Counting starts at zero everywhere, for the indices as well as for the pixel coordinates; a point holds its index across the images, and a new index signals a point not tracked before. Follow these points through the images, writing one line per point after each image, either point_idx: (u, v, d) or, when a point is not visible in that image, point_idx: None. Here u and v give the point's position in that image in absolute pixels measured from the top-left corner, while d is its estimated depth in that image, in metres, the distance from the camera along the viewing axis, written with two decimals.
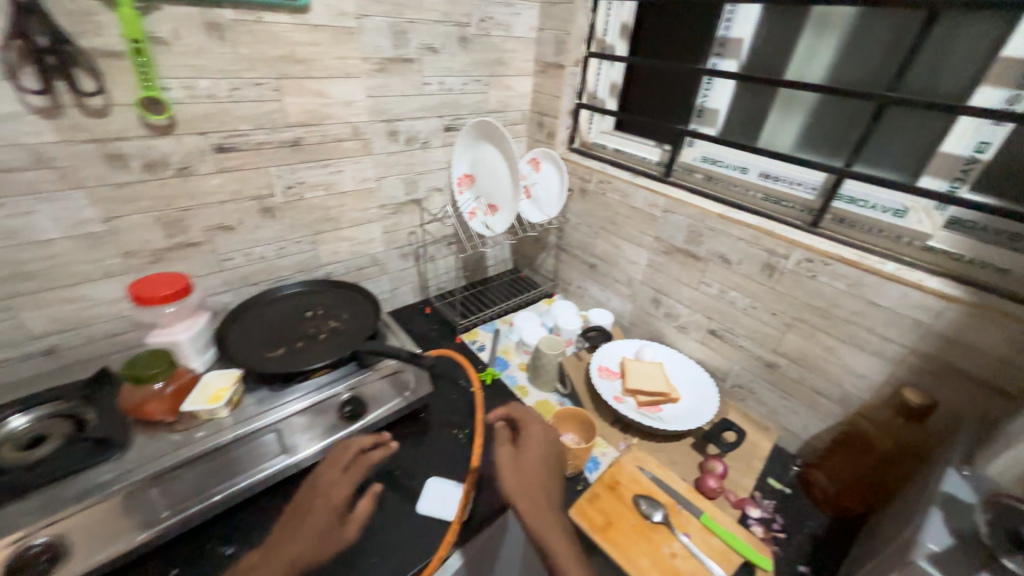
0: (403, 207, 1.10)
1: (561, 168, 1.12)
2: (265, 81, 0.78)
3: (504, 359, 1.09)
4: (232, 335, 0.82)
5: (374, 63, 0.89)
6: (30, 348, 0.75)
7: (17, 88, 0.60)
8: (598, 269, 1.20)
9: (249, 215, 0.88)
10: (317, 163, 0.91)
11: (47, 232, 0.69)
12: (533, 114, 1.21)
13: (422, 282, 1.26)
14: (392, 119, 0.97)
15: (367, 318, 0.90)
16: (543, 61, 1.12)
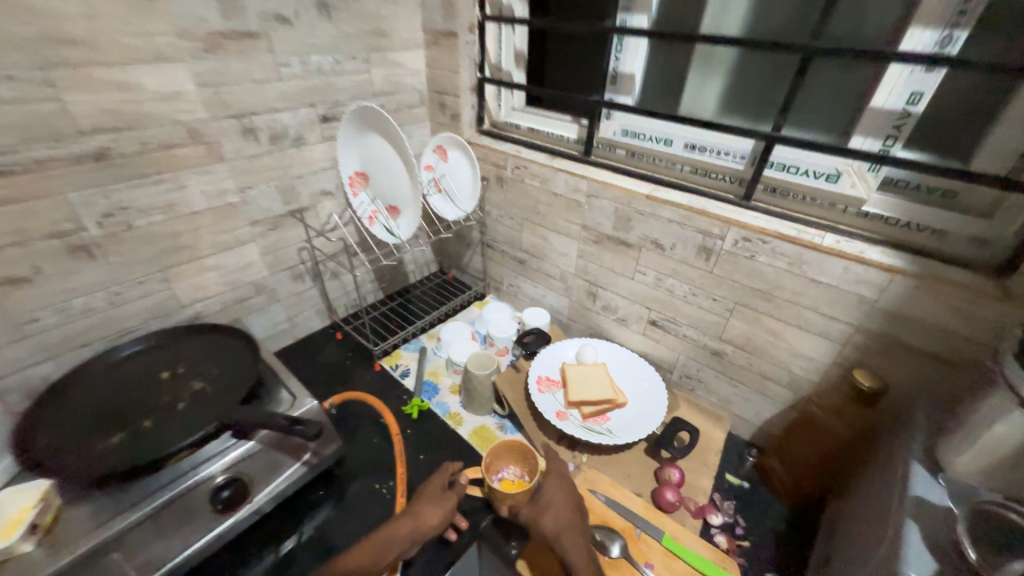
0: (283, 220, 0.90)
1: (469, 156, 0.97)
2: (26, 74, 0.56)
3: (433, 383, 0.95)
4: (44, 426, 0.61)
5: (199, 41, 0.68)
6: None
7: None
8: (527, 264, 1.08)
9: (52, 260, 0.65)
10: (145, 180, 0.70)
11: None
12: (432, 94, 1.04)
13: (328, 304, 1.07)
14: (245, 113, 0.77)
15: (244, 369, 0.71)
16: (433, 30, 0.95)
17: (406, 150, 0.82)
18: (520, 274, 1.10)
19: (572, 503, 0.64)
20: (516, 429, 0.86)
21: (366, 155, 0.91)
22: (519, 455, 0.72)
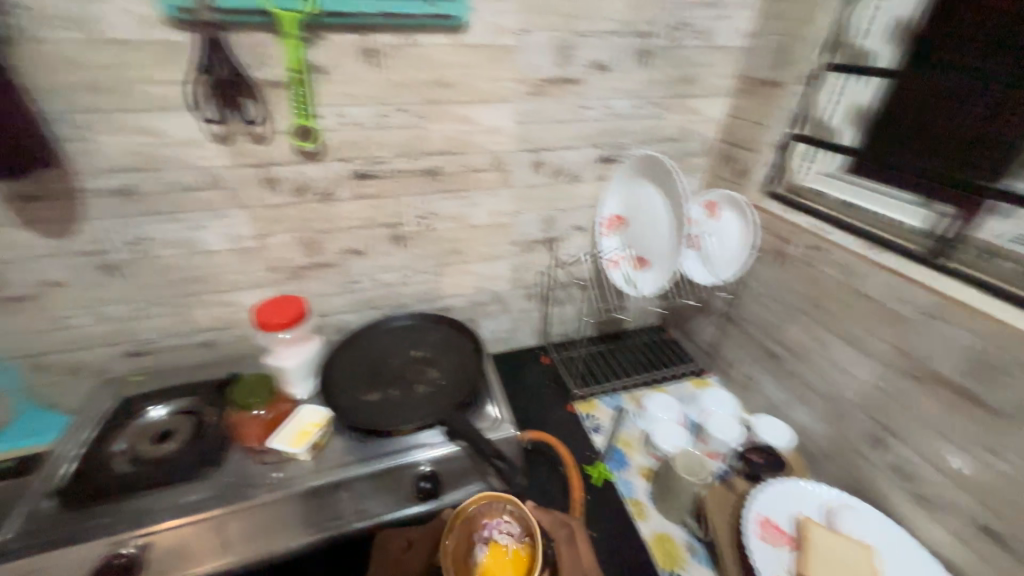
0: (536, 245, 0.96)
1: (750, 220, 0.82)
2: (411, 107, 0.73)
3: (622, 454, 0.85)
4: (337, 365, 0.80)
5: (529, 85, 0.76)
6: (191, 340, 0.85)
7: (200, 118, 0.64)
8: (781, 363, 0.86)
9: (380, 242, 0.85)
10: (452, 194, 0.84)
11: (213, 243, 0.76)
12: (720, 144, 0.93)
13: (544, 327, 1.11)
14: (540, 148, 0.83)
15: (469, 375, 0.78)
16: (750, 77, 0.84)
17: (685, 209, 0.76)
18: (766, 370, 0.90)
19: None
20: (710, 564, 0.68)
21: (630, 201, 0.88)
22: (483, 510, 0.60)
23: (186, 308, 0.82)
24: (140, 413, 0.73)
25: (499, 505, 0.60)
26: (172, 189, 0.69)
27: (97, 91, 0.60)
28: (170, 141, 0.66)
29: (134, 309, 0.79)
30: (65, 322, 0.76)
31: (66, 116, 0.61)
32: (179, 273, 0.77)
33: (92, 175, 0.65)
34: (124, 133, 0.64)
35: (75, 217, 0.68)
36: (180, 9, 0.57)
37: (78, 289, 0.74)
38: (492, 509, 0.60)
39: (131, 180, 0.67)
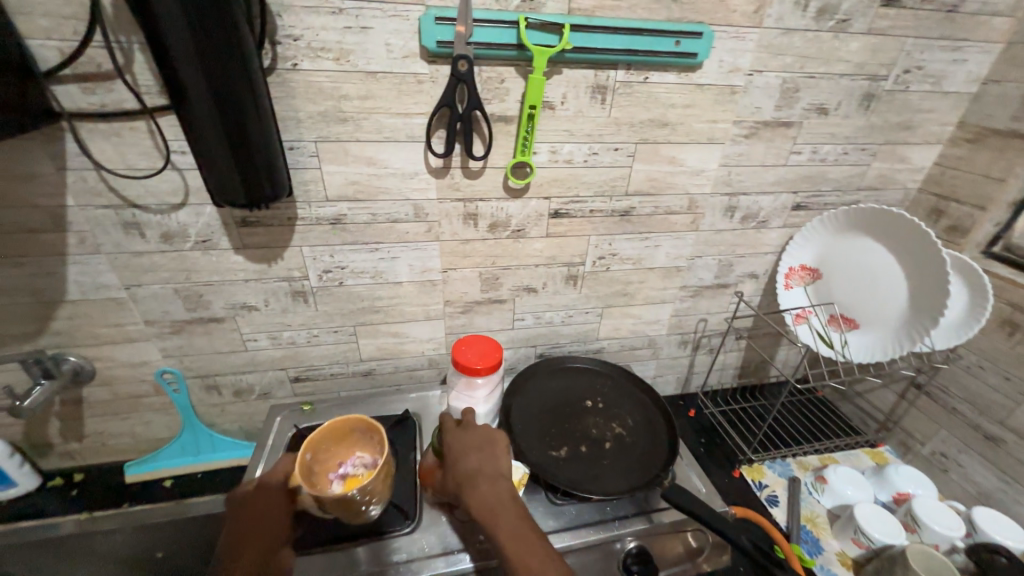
0: (706, 291, 0.89)
1: (980, 287, 0.74)
2: (624, 146, 0.68)
3: (812, 535, 0.77)
4: (513, 412, 0.74)
5: (745, 127, 0.71)
6: (354, 368, 0.82)
7: (427, 151, 0.62)
8: (1006, 448, 0.75)
9: (555, 281, 0.81)
10: (638, 235, 0.79)
11: (401, 275, 0.73)
12: (924, 195, 0.85)
13: (689, 376, 1.03)
14: (737, 192, 0.78)
15: (658, 437, 0.72)
16: (982, 125, 0.75)
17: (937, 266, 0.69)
18: (976, 452, 0.79)
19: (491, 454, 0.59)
20: None
21: (827, 254, 0.82)
22: (341, 453, 0.64)
23: (356, 336, 0.79)
24: None
25: (347, 436, 0.65)
26: (380, 220, 0.67)
27: (338, 121, 0.59)
28: (390, 172, 0.64)
29: (312, 336, 0.77)
30: (246, 345, 0.75)
31: (300, 144, 0.59)
32: (360, 303, 0.75)
33: (311, 203, 0.64)
34: (350, 164, 0.62)
35: (284, 243, 0.66)
36: (440, 43, 0.55)
37: (264, 313, 0.72)
38: (360, 445, 0.65)
39: (341, 209, 0.65)
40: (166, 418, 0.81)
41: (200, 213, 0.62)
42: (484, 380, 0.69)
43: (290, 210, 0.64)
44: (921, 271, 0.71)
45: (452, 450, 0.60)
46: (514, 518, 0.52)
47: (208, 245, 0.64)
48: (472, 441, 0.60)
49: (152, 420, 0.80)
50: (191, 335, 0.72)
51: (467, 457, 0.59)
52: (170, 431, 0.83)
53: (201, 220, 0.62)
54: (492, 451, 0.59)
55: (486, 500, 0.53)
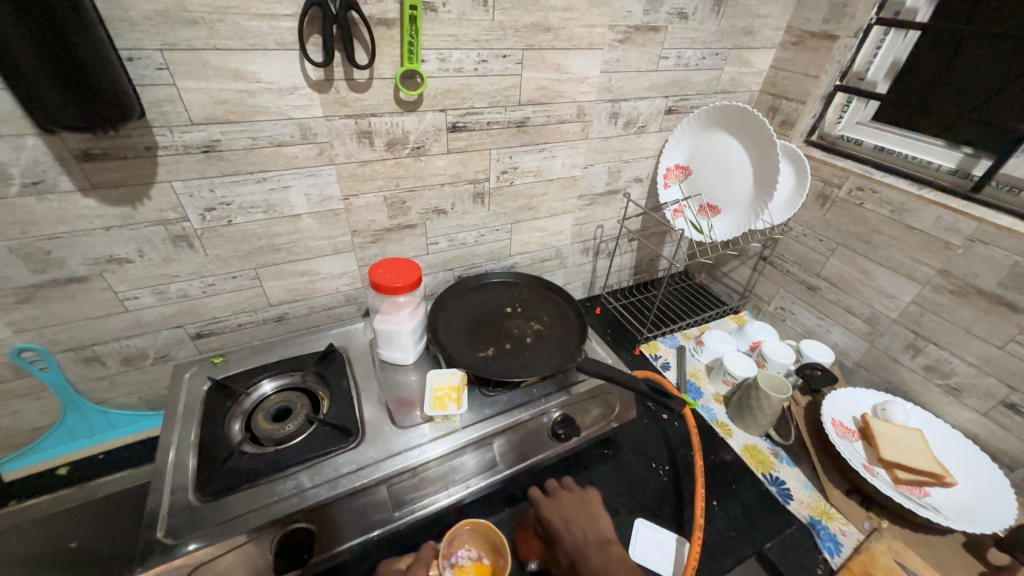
0: (601, 198, 0.98)
1: (800, 167, 0.91)
2: (512, 53, 0.69)
3: (695, 385, 0.95)
4: (439, 326, 0.79)
5: (620, 32, 0.76)
6: (264, 315, 0.78)
7: (303, 59, 0.57)
8: (821, 293, 0.98)
9: (463, 199, 0.82)
10: (535, 147, 0.82)
11: (298, 207, 0.69)
12: (764, 96, 1.00)
13: (594, 279, 1.15)
14: (619, 99, 0.84)
15: (572, 326, 0.81)
16: (803, 29, 0.89)
17: (770, 154, 0.82)
18: (802, 301, 1.03)
19: (590, 513, 0.63)
20: (794, 462, 0.80)
21: (694, 154, 0.94)
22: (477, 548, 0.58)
23: (259, 281, 0.74)
24: (246, 393, 0.68)
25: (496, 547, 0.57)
26: (262, 144, 0.61)
27: (185, 23, 0.51)
28: (263, 88, 0.58)
29: (207, 285, 0.70)
30: (126, 305, 0.67)
31: (141, 53, 0.50)
32: (256, 242, 0.70)
33: (171, 128, 0.56)
34: (213, 78, 0.55)
35: (148, 179, 0.58)
36: None
37: (141, 265, 0.64)
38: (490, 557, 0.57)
39: (211, 132, 0.58)
40: (38, 404, 0.70)
41: (22, 146, 0.51)
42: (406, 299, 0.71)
43: (147, 138, 0.55)
44: (758, 160, 0.85)
45: (556, 506, 0.64)
46: (611, 559, 0.56)
47: (45, 188, 0.54)
48: (571, 502, 0.64)
49: (21, 409, 0.70)
50: (49, 301, 0.62)
51: (566, 521, 0.62)
52: (47, 417, 0.73)
53: (25, 157, 0.51)
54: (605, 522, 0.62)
55: (578, 550, 0.57)
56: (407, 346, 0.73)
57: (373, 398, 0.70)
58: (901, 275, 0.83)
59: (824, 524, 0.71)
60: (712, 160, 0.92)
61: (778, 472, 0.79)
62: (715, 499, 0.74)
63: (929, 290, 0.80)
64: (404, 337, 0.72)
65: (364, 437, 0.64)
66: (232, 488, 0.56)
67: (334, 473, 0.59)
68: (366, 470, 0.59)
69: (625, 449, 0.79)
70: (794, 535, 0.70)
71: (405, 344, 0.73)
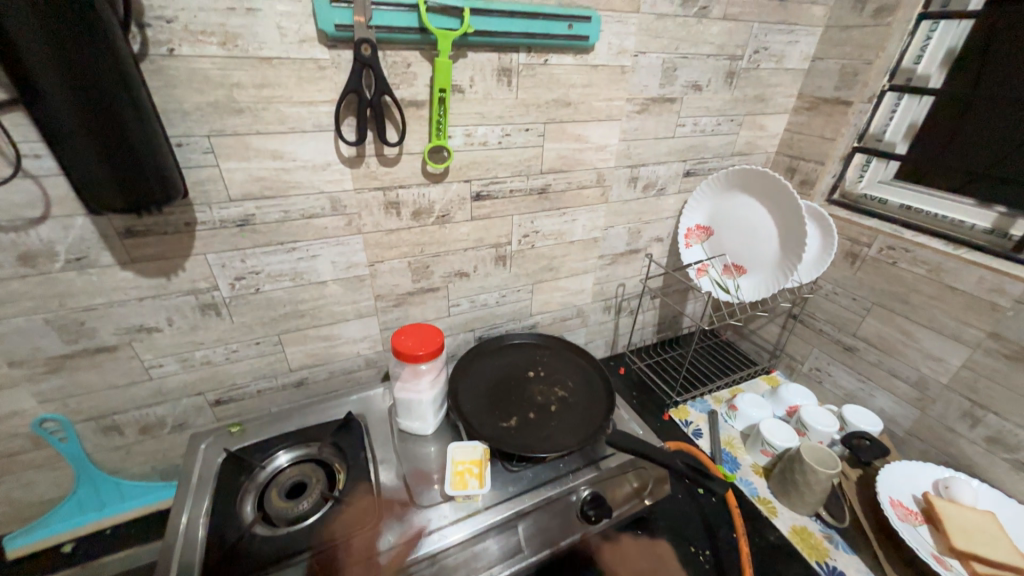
0: (621, 258, 0.98)
1: (826, 226, 0.90)
2: (534, 127, 0.72)
3: (731, 454, 0.89)
4: (460, 392, 0.76)
5: (637, 104, 0.79)
6: (283, 381, 0.77)
7: (338, 139, 0.60)
8: (859, 354, 0.93)
9: (484, 262, 0.83)
10: (556, 212, 0.84)
11: (324, 274, 0.70)
12: (781, 157, 1.01)
13: (616, 338, 1.12)
14: (638, 164, 0.86)
15: (598, 392, 0.78)
16: (815, 96, 0.92)
17: (794, 214, 0.81)
18: (839, 362, 0.98)
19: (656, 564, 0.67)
20: (852, 549, 0.72)
21: (715, 213, 0.94)
22: None
23: (281, 346, 0.74)
24: (261, 466, 0.66)
25: None
26: (294, 217, 0.63)
27: (232, 112, 0.54)
28: (299, 166, 0.60)
29: (231, 352, 0.70)
30: (150, 372, 0.67)
31: (190, 139, 0.54)
32: (281, 309, 0.70)
33: (210, 204, 0.58)
34: (254, 158, 0.58)
35: (184, 252, 0.60)
36: (339, 26, 0.53)
37: (169, 334, 0.65)
38: None
39: (247, 208, 0.60)
40: (53, 475, 0.69)
41: (71, 226, 0.53)
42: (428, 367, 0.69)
43: (188, 214, 0.58)
44: (783, 220, 0.84)
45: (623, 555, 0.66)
46: None
47: (87, 263, 0.56)
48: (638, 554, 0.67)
49: (35, 480, 0.68)
50: (77, 371, 0.62)
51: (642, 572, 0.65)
52: (60, 489, 0.71)
53: (72, 235, 0.54)
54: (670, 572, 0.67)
55: None
56: (427, 415, 0.71)
57: (392, 471, 0.67)
58: (947, 337, 0.79)
59: None
60: (734, 220, 0.91)
61: (835, 561, 0.71)
62: None
63: (980, 354, 0.75)
64: (426, 406, 0.70)
65: (382, 518, 0.60)
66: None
67: (349, 562, 0.54)
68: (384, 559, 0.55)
69: (661, 531, 0.73)
70: None
71: (426, 412, 0.70)
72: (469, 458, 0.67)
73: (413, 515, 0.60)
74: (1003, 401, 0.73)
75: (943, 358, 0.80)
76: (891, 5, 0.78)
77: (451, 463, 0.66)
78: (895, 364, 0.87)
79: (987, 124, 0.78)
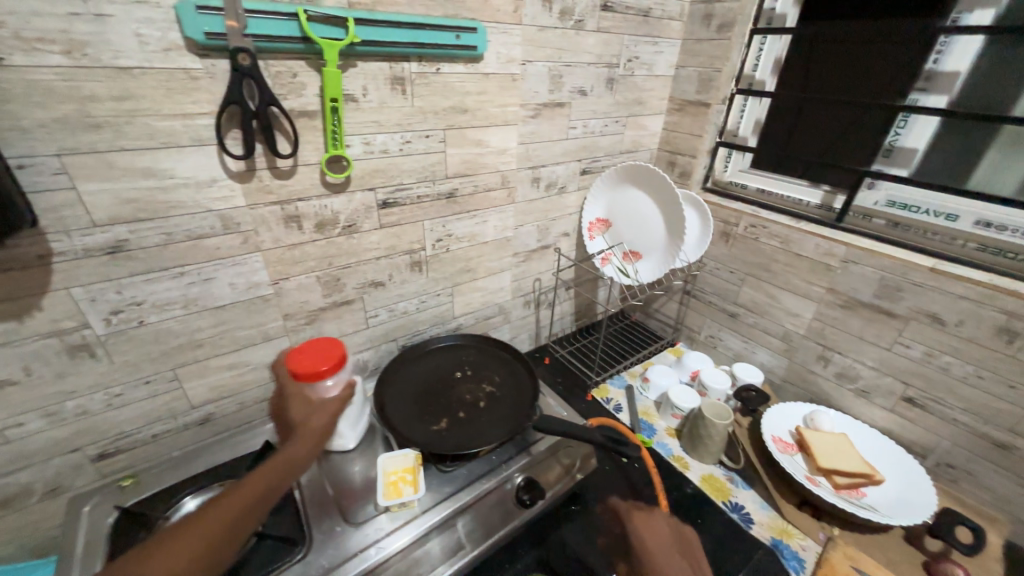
0: (534, 254, 1.03)
1: (703, 211, 1.04)
2: (434, 133, 0.74)
3: (647, 422, 0.98)
4: (387, 403, 0.75)
5: (530, 109, 0.84)
6: (184, 420, 0.70)
7: (222, 153, 0.57)
8: (741, 318, 1.09)
9: (399, 269, 0.82)
10: (466, 214, 0.86)
11: (221, 297, 0.65)
12: (662, 153, 1.14)
13: (539, 331, 1.18)
14: (538, 165, 0.92)
15: (523, 382, 0.82)
16: (682, 99, 1.05)
17: (673, 202, 0.92)
18: (727, 327, 1.12)
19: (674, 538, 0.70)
20: (749, 485, 0.84)
21: (611, 207, 1.04)
22: None
23: (178, 382, 0.67)
24: (164, 518, 0.59)
25: None
26: (178, 239, 0.58)
27: (87, 128, 0.49)
28: (177, 183, 0.56)
29: (114, 396, 0.62)
30: (7, 434, 0.57)
31: (35, 160, 0.47)
32: (173, 341, 0.64)
33: (69, 233, 0.52)
34: (120, 177, 0.52)
35: (39, 289, 0.52)
36: (209, 34, 0.50)
37: (27, 386, 0.56)
38: None
39: (117, 233, 0.54)
40: None
41: None
42: (336, 381, 0.66)
43: (40, 245, 0.51)
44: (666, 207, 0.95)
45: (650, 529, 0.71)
46: None
47: None
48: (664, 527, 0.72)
49: None
50: None
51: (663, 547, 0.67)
52: None
53: None
54: (692, 555, 0.67)
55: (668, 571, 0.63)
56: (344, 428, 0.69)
57: (320, 495, 0.64)
58: (800, 295, 0.95)
59: (786, 544, 0.74)
60: (627, 212, 1.01)
61: (736, 498, 0.82)
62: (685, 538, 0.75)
63: (824, 306, 0.92)
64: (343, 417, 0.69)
65: (314, 544, 0.57)
66: None
67: None
68: None
69: (592, 502, 0.78)
70: (762, 560, 0.71)
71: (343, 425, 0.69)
72: (399, 464, 0.67)
73: (346, 534, 0.59)
74: (843, 342, 0.90)
75: (799, 313, 0.96)
76: (729, 22, 0.93)
77: (380, 473, 0.65)
78: (767, 324, 1.03)
79: (809, 119, 0.95)
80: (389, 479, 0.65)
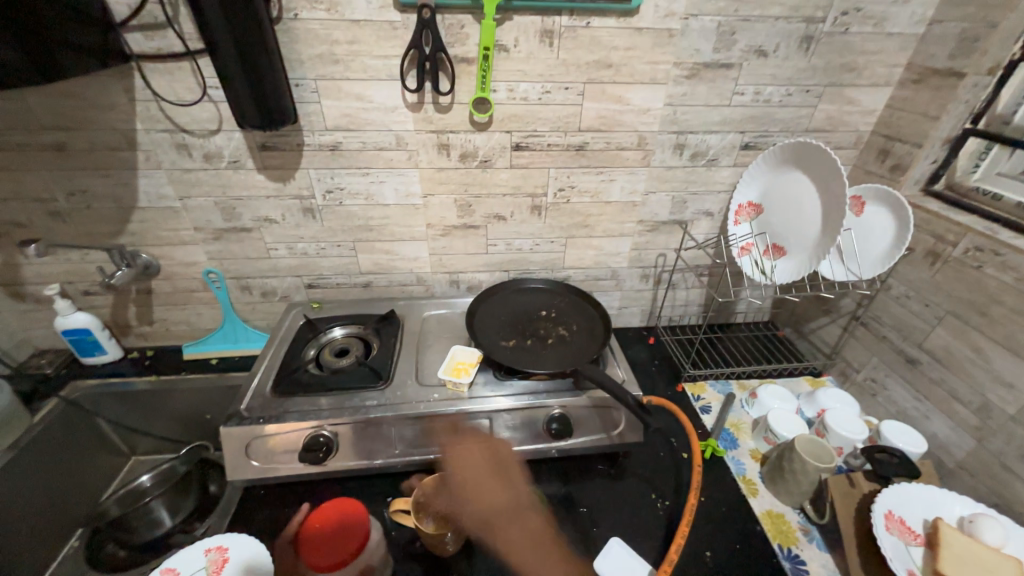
0: (662, 226, 0.99)
1: (903, 219, 0.80)
2: (573, 86, 0.79)
3: (732, 434, 0.88)
4: (479, 314, 0.91)
5: (686, 68, 0.80)
6: (355, 280, 1.00)
7: (403, 88, 0.76)
8: (921, 369, 0.82)
9: (521, 208, 0.94)
10: (593, 170, 0.90)
11: (388, 198, 0.89)
12: (875, 137, 0.89)
13: (653, 309, 1.14)
14: (685, 131, 0.86)
15: (597, 336, 0.85)
16: (925, 66, 0.79)
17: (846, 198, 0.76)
18: (897, 375, 0.87)
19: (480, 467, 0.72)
20: (825, 547, 0.70)
21: (768, 190, 0.90)
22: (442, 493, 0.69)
23: (354, 251, 0.96)
24: (323, 332, 0.90)
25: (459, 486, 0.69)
26: (369, 148, 0.82)
27: (331, 62, 0.74)
28: (373, 108, 0.78)
29: (320, 249, 0.95)
30: (270, 252, 0.94)
31: (303, 81, 0.75)
32: (356, 221, 0.92)
33: (313, 132, 0.80)
34: (344, 99, 0.77)
35: (295, 166, 0.84)
36: None
37: (282, 227, 0.91)
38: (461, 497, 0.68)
39: (337, 138, 0.81)
40: (212, 312, 1.02)
41: (231, 138, 0.80)
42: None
43: (299, 137, 0.80)
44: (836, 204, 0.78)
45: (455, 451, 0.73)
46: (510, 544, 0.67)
47: (239, 166, 0.83)
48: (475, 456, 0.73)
49: (202, 313, 1.03)
50: (229, 241, 0.92)
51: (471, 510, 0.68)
52: (214, 323, 1.05)
53: (233, 145, 0.80)
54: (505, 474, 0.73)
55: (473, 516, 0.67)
56: None
57: (410, 357, 0.85)
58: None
59: None
60: (783, 200, 0.87)
61: (799, 550, 0.70)
62: (709, 551, 0.69)
63: None
64: None
65: (390, 383, 0.78)
66: (293, 393, 0.76)
67: (361, 404, 0.74)
68: (382, 409, 0.73)
69: (626, 472, 0.79)
70: None
71: None
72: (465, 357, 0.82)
73: (413, 387, 0.78)
74: None
75: (1015, 385, 0.68)
76: None
77: (451, 357, 0.83)
78: (957, 384, 0.76)
79: None
80: (455, 363, 0.81)
